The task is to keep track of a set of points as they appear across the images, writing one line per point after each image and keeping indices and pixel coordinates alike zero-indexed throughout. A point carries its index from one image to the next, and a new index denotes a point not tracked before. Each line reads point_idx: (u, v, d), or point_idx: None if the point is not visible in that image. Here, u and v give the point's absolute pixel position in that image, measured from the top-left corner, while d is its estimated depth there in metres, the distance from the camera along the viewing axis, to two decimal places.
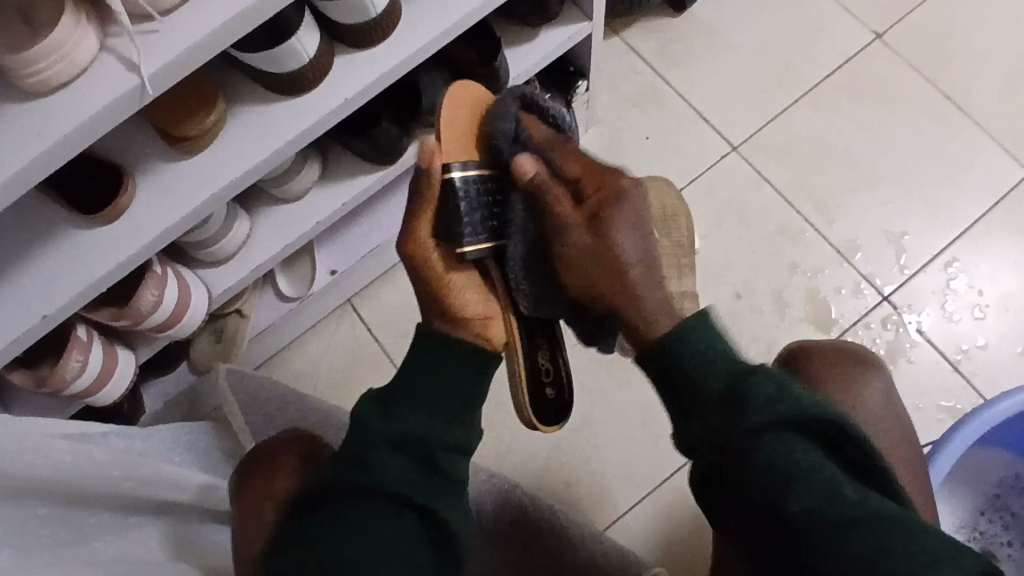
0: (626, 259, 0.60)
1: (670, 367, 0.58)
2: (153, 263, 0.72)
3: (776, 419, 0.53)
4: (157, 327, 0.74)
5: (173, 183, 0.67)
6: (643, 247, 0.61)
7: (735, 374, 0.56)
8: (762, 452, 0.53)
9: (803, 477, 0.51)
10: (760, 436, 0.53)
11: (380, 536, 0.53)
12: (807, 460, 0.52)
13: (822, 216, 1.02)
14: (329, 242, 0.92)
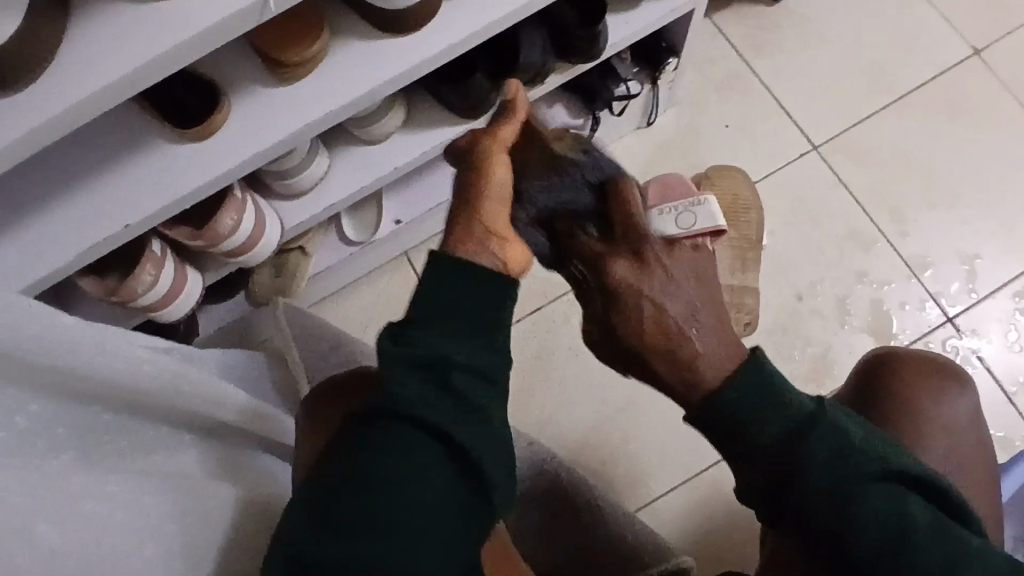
0: (677, 324, 0.47)
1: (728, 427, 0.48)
2: (234, 188, 0.71)
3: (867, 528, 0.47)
4: (229, 252, 0.74)
5: (267, 109, 0.66)
6: (676, 301, 0.48)
7: (790, 415, 0.48)
8: (809, 464, 0.47)
9: (870, 499, 0.48)
10: (800, 455, 0.48)
11: (405, 472, 0.42)
12: (872, 498, 0.48)
13: (895, 229, 0.99)
14: (398, 191, 0.91)
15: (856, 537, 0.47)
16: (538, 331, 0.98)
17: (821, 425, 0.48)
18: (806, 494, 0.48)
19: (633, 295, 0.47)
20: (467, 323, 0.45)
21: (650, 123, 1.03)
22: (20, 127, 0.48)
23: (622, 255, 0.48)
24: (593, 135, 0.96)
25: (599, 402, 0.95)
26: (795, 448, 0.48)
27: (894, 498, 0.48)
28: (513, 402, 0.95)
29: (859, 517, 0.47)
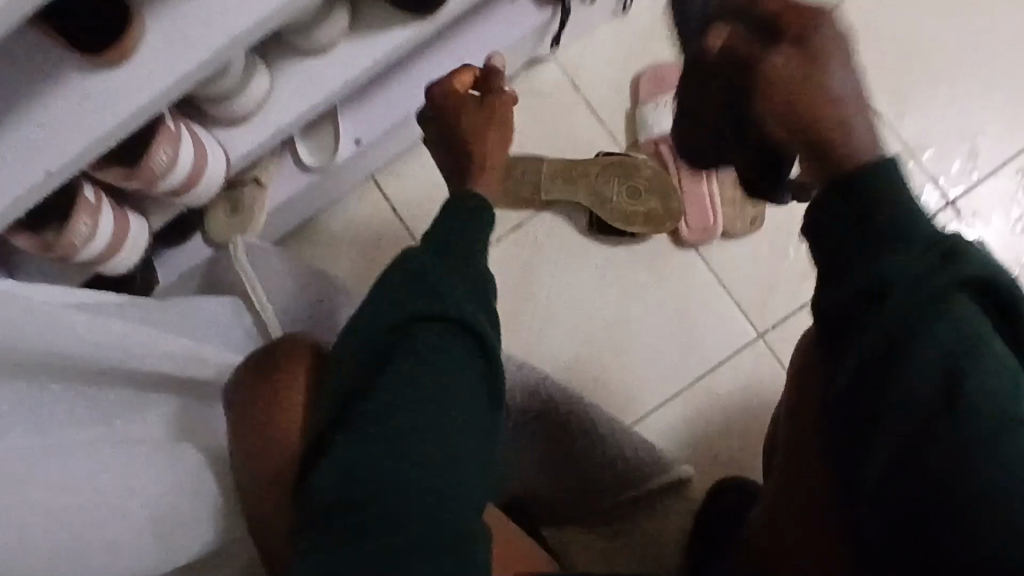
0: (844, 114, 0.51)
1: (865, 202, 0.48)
2: (166, 120, 0.64)
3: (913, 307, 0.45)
4: (171, 191, 0.67)
5: (186, 24, 0.57)
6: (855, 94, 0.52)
7: (897, 223, 0.47)
8: (900, 294, 0.45)
9: (947, 323, 0.44)
10: (903, 286, 0.45)
11: (430, 387, 0.44)
12: (944, 292, 0.45)
13: (893, 109, 0.93)
14: (354, 108, 0.83)
15: (921, 356, 0.44)
16: (520, 249, 0.92)
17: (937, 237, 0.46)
18: (884, 325, 0.46)
19: (800, 86, 0.50)
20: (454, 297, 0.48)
21: (625, 11, 0.93)
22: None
23: (787, 43, 0.50)
24: (563, 28, 0.87)
25: (589, 318, 0.92)
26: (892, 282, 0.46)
27: (976, 322, 0.44)
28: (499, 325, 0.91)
29: (894, 282, 0.45)
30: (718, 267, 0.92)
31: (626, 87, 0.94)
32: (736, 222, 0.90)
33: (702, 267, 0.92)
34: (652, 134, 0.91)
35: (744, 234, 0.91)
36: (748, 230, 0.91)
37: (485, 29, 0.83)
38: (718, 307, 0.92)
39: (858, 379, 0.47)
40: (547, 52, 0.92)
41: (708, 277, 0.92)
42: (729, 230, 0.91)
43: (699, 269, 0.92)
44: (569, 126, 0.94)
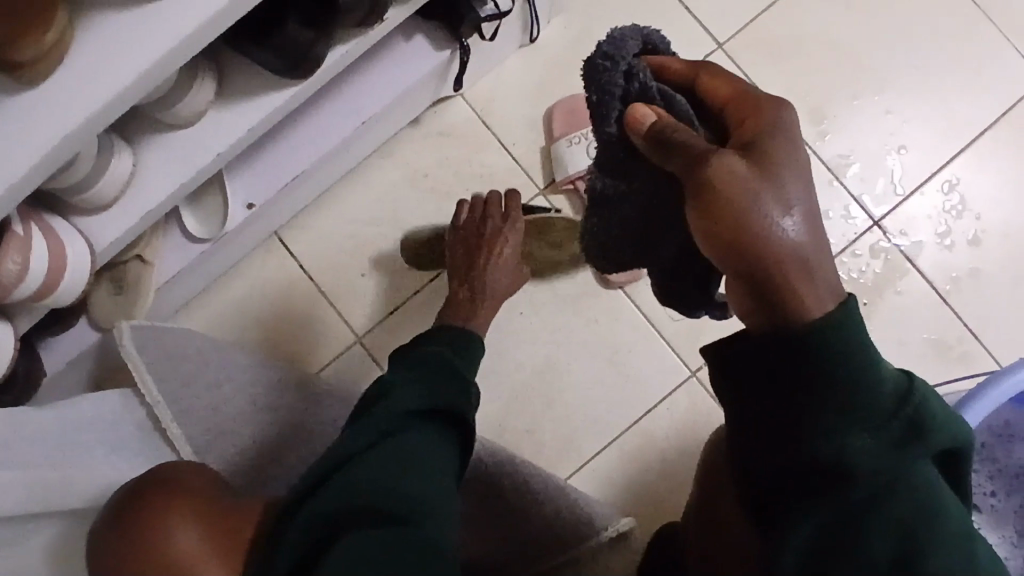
0: (798, 248, 0.41)
1: (797, 356, 0.41)
2: (14, 224, 0.57)
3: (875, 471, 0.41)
4: (31, 297, 0.61)
5: (10, 123, 0.49)
6: (811, 220, 0.42)
7: (859, 392, 0.41)
8: (858, 477, 0.41)
9: (903, 496, 0.41)
10: (861, 470, 0.41)
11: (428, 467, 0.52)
12: (905, 466, 0.41)
13: (815, 128, 0.90)
14: (243, 170, 0.77)
15: (880, 536, 0.42)
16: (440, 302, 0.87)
17: (896, 404, 0.41)
18: (842, 509, 0.42)
19: (742, 193, 0.41)
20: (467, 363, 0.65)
21: (533, 41, 0.88)
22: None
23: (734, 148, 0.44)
24: (464, 68, 0.81)
25: (516, 368, 0.87)
26: (852, 468, 0.41)
27: (929, 485, 0.42)
28: None
29: (848, 460, 0.41)
30: (646, 305, 0.88)
31: (539, 120, 0.89)
32: None
33: (631, 307, 0.88)
34: (569, 174, 0.86)
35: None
36: None
37: (379, 75, 0.77)
38: (649, 346, 0.88)
39: (814, 552, 0.43)
40: (452, 91, 0.87)
41: (636, 316, 0.88)
42: None
43: (627, 309, 0.88)
44: (482, 166, 0.89)
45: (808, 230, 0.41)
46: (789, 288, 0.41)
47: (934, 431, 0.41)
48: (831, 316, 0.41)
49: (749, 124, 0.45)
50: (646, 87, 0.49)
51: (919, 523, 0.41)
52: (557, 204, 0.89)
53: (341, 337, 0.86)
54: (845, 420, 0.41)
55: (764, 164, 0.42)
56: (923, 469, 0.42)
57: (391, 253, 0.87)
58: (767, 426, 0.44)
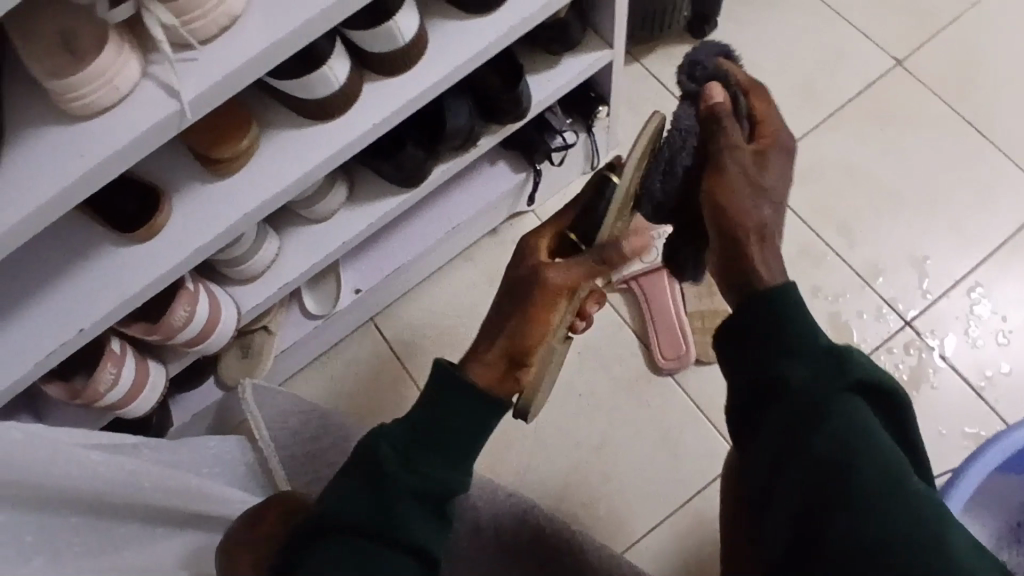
0: (766, 207, 0.58)
1: (773, 319, 0.54)
2: (186, 280, 0.74)
3: (831, 424, 0.51)
4: (188, 342, 0.77)
5: (205, 204, 0.69)
6: (776, 200, 0.59)
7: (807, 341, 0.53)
8: (817, 429, 0.51)
9: (862, 454, 0.50)
10: (823, 413, 0.51)
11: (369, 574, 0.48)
12: (849, 407, 0.51)
13: (844, 239, 1.02)
14: (355, 261, 0.94)
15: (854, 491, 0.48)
16: None
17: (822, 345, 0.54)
18: (813, 470, 0.50)
19: (756, 178, 0.58)
20: (447, 453, 0.54)
21: (594, 167, 1.06)
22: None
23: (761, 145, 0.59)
24: (536, 187, 0.99)
25: (575, 445, 0.96)
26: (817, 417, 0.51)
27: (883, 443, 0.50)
28: (492, 454, 0.97)
29: (811, 420, 0.51)
30: (696, 393, 0.97)
31: None
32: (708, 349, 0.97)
33: (680, 392, 0.97)
34: (624, 274, 0.99)
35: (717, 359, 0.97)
36: None
37: (468, 193, 0.96)
38: (699, 430, 0.96)
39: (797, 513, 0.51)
40: (525, 207, 1.04)
41: (686, 401, 0.97)
42: (702, 357, 0.97)
43: (677, 395, 0.97)
44: None
45: (773, 189, 0.59)
46: (751, 243, 0.58)
47: (853, 363, 0.53)
48: (785, 284, 0.55)
49: (773, 139, 0.60)
50: (691, 135, 0.59)
51: (885, 472, 0.49)
52: (614, 301, 1.01)
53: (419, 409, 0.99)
54: (791, 356, 0.53)
55: (757, 177, 0.58)
56: (854, 400, 0.52)
57: (468, 339, 1.01)
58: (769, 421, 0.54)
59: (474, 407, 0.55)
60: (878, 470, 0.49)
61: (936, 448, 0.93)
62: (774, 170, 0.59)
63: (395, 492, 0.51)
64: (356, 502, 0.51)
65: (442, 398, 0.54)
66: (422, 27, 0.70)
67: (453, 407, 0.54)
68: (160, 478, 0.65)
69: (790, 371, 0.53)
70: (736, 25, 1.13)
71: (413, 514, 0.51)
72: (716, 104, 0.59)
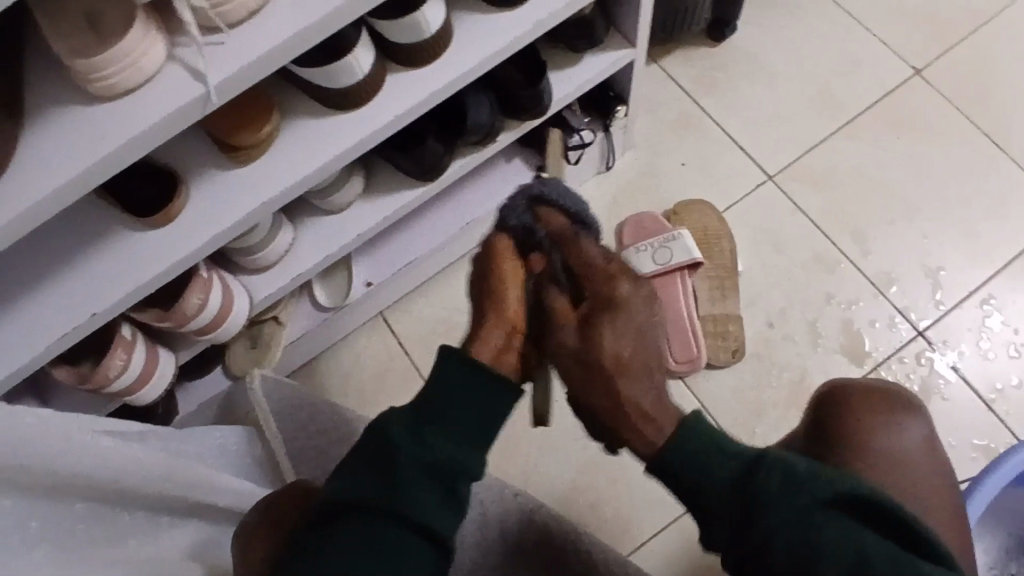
0: (617, 366, 0.56)
1: (693, 470, 0.50)
2: (199, 267, 0.73)
3: (806, 556, 0.45)
4: (200, 330, 0.76)
5: (221, 192, 0.68)
6: (638, 346, 0.57)
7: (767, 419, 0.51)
8: (793, 568, 0.45)
9: (875, 525, 0.46)
10: (794, 546, 0.45)
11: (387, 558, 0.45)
12: (824, 531, 0.45)
13: (858, 248, 1.02)
14: (366, 255, 0.94)
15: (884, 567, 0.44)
16: None
17: (780, 473, 0.47)
18: None
19: (621, 346, 0.56)
20: (467, 435, 0.51)
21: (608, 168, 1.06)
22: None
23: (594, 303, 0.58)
24: None
25: (582, 446, 0.96)
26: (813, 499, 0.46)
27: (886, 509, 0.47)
28: (499, 453, 0.96)
29: (780, 555, 0.45)
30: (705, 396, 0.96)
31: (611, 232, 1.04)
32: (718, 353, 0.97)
33: (689, 396, 0.97)
34: None
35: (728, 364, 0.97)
36: (732, 361, 0.97)
37: (483, 190, 0.95)
38: None
39: None
40: None
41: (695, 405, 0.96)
42: (713, 361, 0.97)
43: (686, 398, 0.97)
44: None
45: (620, 338, 0.56)
46: (629, 417, 0.54)
47: (812, 482, 0.46)
48: (689, 416, 0.53)
49: (601, 299, 0.58)
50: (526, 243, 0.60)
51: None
52: None
53: None
54: (752, 491, 0.48)
55: (587, 340, 0.56)
56: (826, 519, 0.45)
57: None
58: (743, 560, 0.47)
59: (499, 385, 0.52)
60: None
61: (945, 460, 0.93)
62: (615, 330, 0.57)
63: (412, 474, 0.47)
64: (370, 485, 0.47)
65: (463, 377, 0.52)
66: (448, 19, 0.69)
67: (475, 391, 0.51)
68: (173, 468, 0.63)
69: (755, 513, 0.47)
70: (754, 29, 1.13)
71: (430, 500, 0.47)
72: (540, 270, 0.59)
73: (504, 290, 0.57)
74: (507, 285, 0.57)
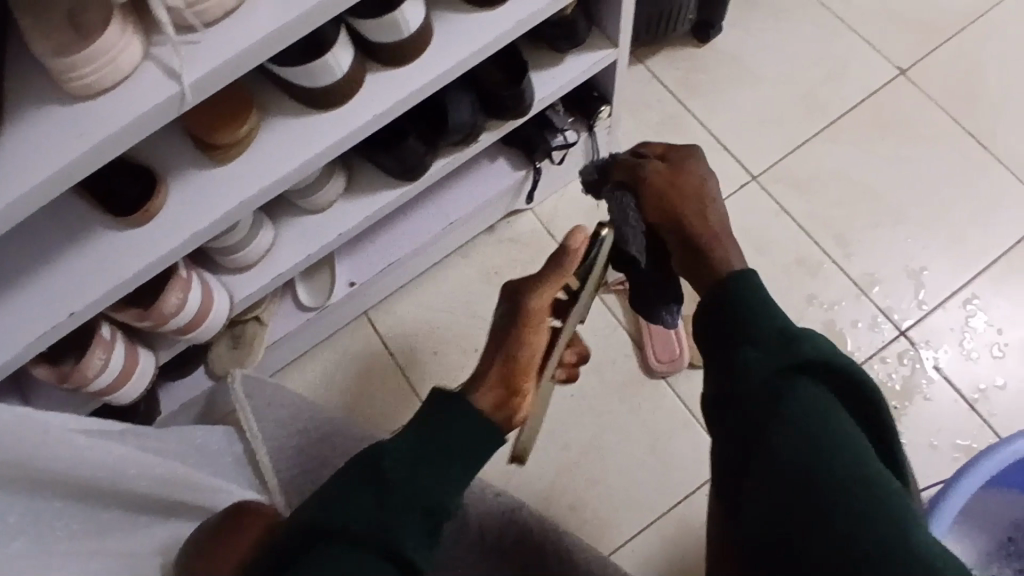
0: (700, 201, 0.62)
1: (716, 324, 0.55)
2: (179, 266, 0.73)
3: (796, 409, 0.48)
4: (180, 329, 0.76)
5: (201, 190, 0.68)
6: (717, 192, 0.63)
7: (767, 329, 0.52)
8: (782, 425, 0.47)
9: (823, 432, 0.46)
10: (787, 401, 0.48)
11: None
12: (811, 394, 0.48)
13: (842, 248, 1.02)
14: (349, 254, 0.93)
15: (825, 464, 0.45)
16: None
17: (785, 336, 0.51)
18: (787, 483, 0.46)
19: (700, 197, 0.62)
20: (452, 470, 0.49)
21: None
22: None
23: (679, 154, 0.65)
24: (535, 185, 0.98)
25: (565, 445, 0.96)
26: (772, 407, 0.48)
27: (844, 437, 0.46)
28: None
29: (774, 412, 0.48)
30: (687, 396, 0.97)
31: None
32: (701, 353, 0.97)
33: (672, 395, 0.97)
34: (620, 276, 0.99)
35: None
36: None
37: (466, 190, 0.95)
38: (690, 433, 0.96)
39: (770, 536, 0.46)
40: (524, 205, 1.03)
41: (678, 405, 0.97)
42: (695, 361, 0.97)
43: (670, 398, 0.97)
44: None
45: (704, 184, 0.62)
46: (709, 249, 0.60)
47: (810, 345, 0.50)
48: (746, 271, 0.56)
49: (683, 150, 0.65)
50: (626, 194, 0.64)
51: (849, 453, 0.45)
52: (608, 302, 1.01)
53: (410, 406, 0.99)
54: (745, 345, 0.51)
55: (674, 173, 0.63)
56: (810, 383, 0.49)
57: (461, 335, 1.01)
58: (736, 416, 0.50)
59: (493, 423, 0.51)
60: (852, 468, 0.44)
61: (926, 459, 0.93)
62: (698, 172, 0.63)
63: (403, 502, 0.46)
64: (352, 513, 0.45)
65: (460, 411, 0.50)
66: (429, 19, 0.69)
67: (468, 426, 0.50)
68: (145, 465, 0.63)
69: (744, 356, 0.51)
70: (739, 30, 1.13)
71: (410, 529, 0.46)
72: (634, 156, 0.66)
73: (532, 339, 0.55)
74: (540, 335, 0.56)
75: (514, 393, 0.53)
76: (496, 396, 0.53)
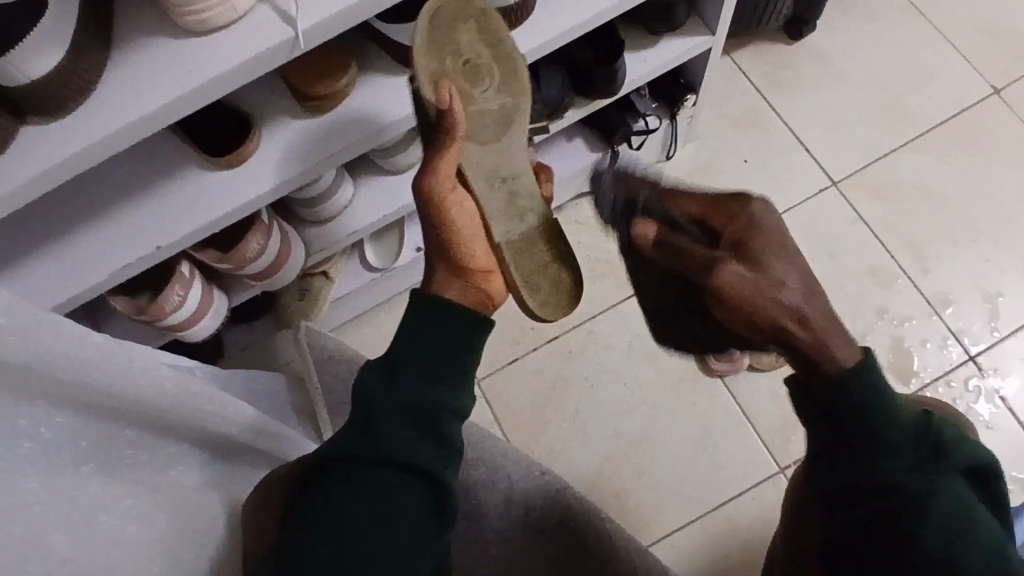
0: (768, 276, 0.48)
1: (854, 433, 0.47)
2: (262, 213, 0.74)
3: (942, 514, 0.46)
4: (255, 275, 0.77)
5: (293, 141, 0.69)
6: (799, 270, 0.49)
7: (887, 421, 0.46)
8: (925, 523, 0.46)
9: (970, 532, 0.46)
10: (933, 504, 0.46)
11: (381, 499, 0.45)
12: (951, 498, 0.46)
13: (918, 263, 0.99)
14: (419, 219, 0.93)
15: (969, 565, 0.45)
16: (554, 360, 0.99)
17: (916, 429, 0.47)
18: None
19: (763, 260, 0.49)
20: (440, 370, 0.49)
21: (668, 158, 1.04)
22: (74, 146, 0.52)
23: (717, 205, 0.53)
24: None
25: (613, 432, 0.96)
26: (921, 501, 0.46)
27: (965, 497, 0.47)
28: (530, 430, 0.96)
29: (920, 509, 0.46)
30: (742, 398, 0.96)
31: None
32: (761, 356, 0.95)
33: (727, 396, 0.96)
34: None
35: (771, 368, 0.95)
36: (776, 366, 0.95)
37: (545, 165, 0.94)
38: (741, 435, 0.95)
39: None
40: None
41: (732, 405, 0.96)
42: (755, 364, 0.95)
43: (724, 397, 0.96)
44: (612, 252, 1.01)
45: (781, 261, 0.49)
46: (810, 339, 0.47)
47: (947, 447, 0.47)
48: (861, 361, 0.47)
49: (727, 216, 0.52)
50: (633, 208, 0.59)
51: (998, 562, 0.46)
52: None
53: None
54: (884, 449, 0.47)
55: (732, 225, 0.51)
56: (950, 483, 0.47)
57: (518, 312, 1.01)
58: (875, 506, 0.47)
59: (451, 325, 0.51)
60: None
61: None
62: (761, 237, 0.50)
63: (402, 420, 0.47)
64: (351, 434, 0.47)
65: (428, 324, 0.50)
66: None
67: (435, 330, 0.50)
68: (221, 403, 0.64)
69: (874, 454, 0.47)
70: (832, 30, 1.10)
71: (406, 437, 0.46)
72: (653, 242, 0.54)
73: (447, 224, 0.57)
74: (451, 213, 0.57)
75: (467, 275, 0.56)
76: (455, 286, 0.55)
